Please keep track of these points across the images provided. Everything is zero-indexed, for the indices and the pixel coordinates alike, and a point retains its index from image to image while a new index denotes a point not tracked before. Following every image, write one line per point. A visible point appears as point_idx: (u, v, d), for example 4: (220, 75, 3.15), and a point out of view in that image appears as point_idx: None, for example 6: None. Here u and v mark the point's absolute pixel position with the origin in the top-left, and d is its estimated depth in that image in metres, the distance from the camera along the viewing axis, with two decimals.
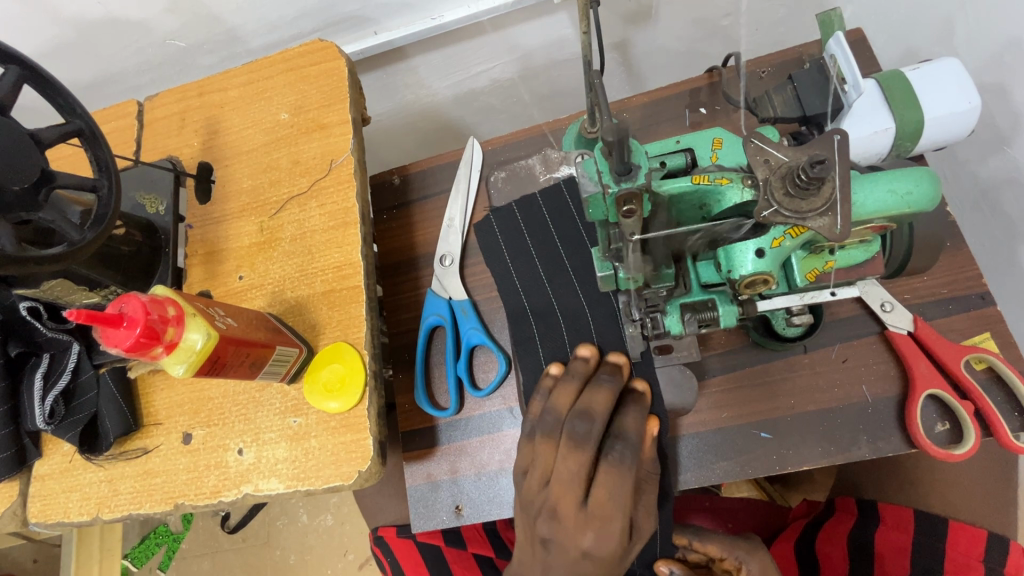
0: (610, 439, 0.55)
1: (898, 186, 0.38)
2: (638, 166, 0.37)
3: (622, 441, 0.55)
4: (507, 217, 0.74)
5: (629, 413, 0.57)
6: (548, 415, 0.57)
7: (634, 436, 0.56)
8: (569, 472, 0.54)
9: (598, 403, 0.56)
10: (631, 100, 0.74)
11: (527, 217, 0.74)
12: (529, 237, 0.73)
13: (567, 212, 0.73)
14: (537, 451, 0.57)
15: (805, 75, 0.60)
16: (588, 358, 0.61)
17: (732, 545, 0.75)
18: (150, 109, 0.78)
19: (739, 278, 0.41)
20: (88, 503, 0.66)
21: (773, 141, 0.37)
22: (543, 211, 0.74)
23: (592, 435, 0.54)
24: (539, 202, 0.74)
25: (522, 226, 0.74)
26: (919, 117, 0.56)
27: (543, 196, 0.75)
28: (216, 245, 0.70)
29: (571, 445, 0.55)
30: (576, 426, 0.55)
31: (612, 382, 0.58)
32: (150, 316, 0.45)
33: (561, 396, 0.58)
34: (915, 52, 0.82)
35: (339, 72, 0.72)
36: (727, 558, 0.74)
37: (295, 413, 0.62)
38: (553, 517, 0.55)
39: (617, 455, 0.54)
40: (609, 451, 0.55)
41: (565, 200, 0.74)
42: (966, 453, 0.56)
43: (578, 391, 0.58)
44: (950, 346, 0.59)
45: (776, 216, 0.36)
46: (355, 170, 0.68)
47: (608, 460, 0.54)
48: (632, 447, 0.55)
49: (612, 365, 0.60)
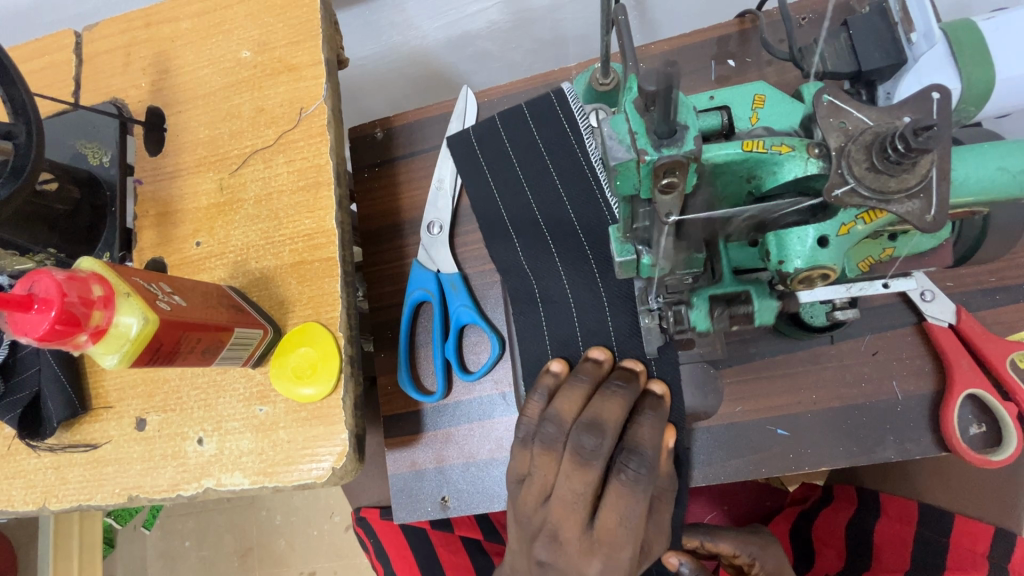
0: (622, 453, 0.49)
1: (1011, 163, 0.33)
2: (684, 126, 0.31)
3: (637, 456, 0.48)
4: (503, 159, 0.64)
5: (644, 420, 0.50)
6: (549, 423, 0.50)
7: (649, 449, 0.49)
8: (573, 493, 0.48)
9: (609, 415, 0.49)
10: (650, 46, 0.64)
11: (527, 164, 0.64)
12: (528, 187, 0.63)
13: (573, 154, 0.62)
14: (534, 460, 0.51)
15: (862, 21, 0.50)
16: (600, 361, 0.54)
17: (744, 541, 0.73)
18: (89, 41, 0.66)
19: (792, 272, 0.35)
20: (34, 492, 0.58)
21: (853, 100, 0.32)
22: (546, 160, 0.63)
23: (600, 452, 0.48)
24: (537, 141, 0.64)
25: (519, 174, 0.64)
26: (989, 78, 0.47)
27: (540, 131, 0.63)
28: (170, 205, 0.61)
29: (576, 462, 0.48)
30: (582, 441, 0.48)
31: (625, 390, 0.51)
32: (67, 297, 0.38)
33: (565, 402, 0.51)
34: (967, 4, 0.73)
35: (311, 3, 0.61)
36: (740, 555, 0.73)
37: (261, 401, 0.55)
38: (553, 540, 0.50)
39: (631, 475, 0.47)
40: (621, 468, 0.48)
41: (569, 139, 0.62)
42: (1005, 460, 0.51)
43: (586, 396, 0.52)
44: (996, 341, 0.54)
45: (852, 196, 0.31)
46: (329, 121, 0.59)
47: (618, 478, 0.48)
48: (648, 462, 0.48)
49: (626, 372, 0.53)
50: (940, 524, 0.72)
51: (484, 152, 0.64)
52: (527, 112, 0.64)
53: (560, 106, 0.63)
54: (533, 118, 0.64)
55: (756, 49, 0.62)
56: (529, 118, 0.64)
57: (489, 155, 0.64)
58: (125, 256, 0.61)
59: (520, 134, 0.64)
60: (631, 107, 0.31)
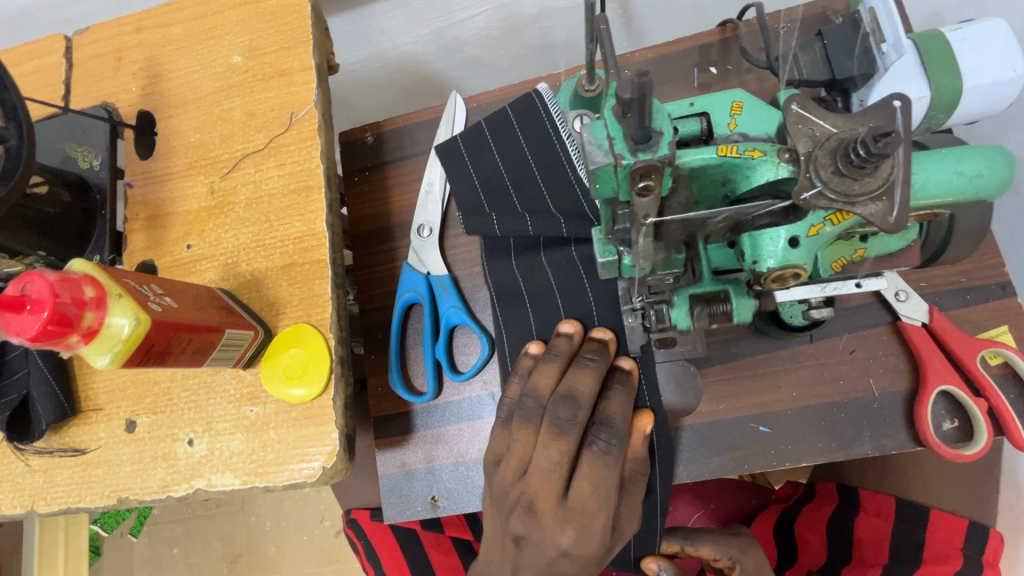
0: (594, 425, 0.51)
1: (968, 168, 0.34)
2: (659, 132, 0.32)
3: (607, 429, 0.50)
4: (489, 163, 0.64)
5: (614, 394, 0.52)
6: (528, 397, 0.52)
7: (619, 421, 0.50)
8: (550, 463, 0.50)
9: (583, 386, 0.51)
10: (635, 53, 0.66)
11: (515, 168, 0.64)
12: (516, 194, 0.63)
13: (556, 156, 0.62)
14: (514, 437, 0.52)
15: (836, 32, 0.52)
16: (571, 335, 0.56)
17: (723, 545, 0.74)
18: (80, 45, 0.66)
19: (765, 271, 0.36)
20: (22, 495, 0.58)
21: (819, 108, 0.34)
22: (531, 164, 0.63)
23: (576, 421, 0.50)
24: (525, 145, 0.64)
25: (505, 181, 0.64)
26: (956, 86, 0.49)
27: (525, 135, 0.64)
28: (161, 208, 0.61)
29: (552, 433, 0.50)
30: (558, 413, 0.50)
31: (597, 363, 0.52)
32: (60, 298, 0.38)
33: (541, 376, 0.53)
34: (940, 14, 0.76)
35: (301, 9, 0.62)
36: (719, 559, 0.74)
37: (252, 402, 0.55)
38: (529, 511, 0.51)
39: (602, 446, 0.50)
40: (593, 440, 0.50)
41: (553, 143, 0.63)
42: (976, 454, 0.53)
43: (561, 371, 0.53)
44: (967, 339, 0.56)
45: (819, 199, 0.33)
46: (319, 126, 0.59)
47: (590, 450, 0.50)
48: (618, 434, 0.50)
49: (598, 342, 0.55)
50: (918, 520, 0.75)
51: (472, 158, 0.64)
52: (510, 115, 0.64)
53: (541, 105, 0.64)
54: (518, 121, 0.64)
55: (737, 58, 0.64)
56: (513, 121, 0.64)
57: (476, 159, 0.64)
58: (114, 259, 0.61)
59: (506, 137, 0.64)
60: (610, 113, 0.32)
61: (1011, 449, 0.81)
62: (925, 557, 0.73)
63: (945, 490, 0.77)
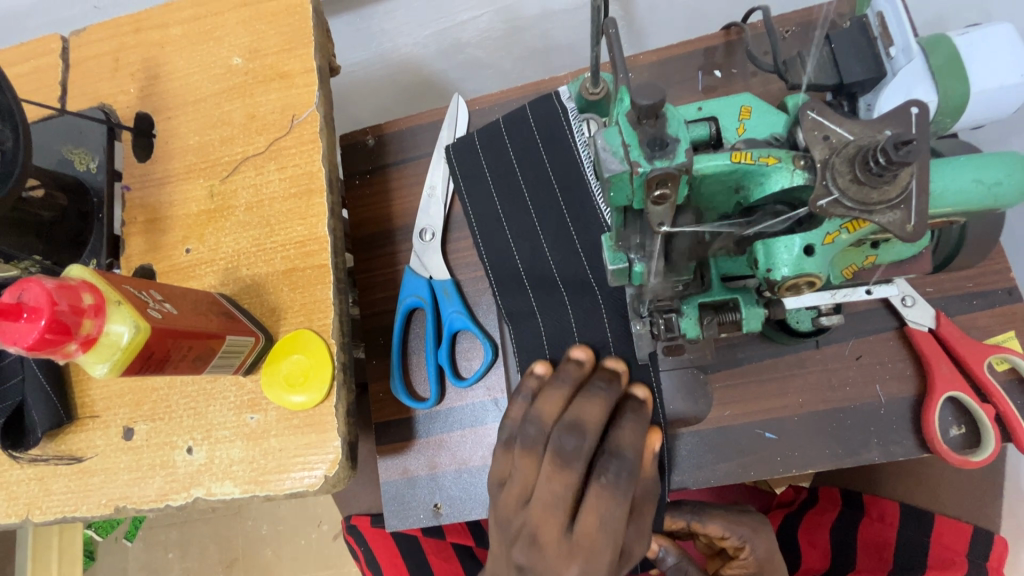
0: (603, 456, 0.49)
1: (986, 177, 0.34)
2: (675, 139, 0.32)
3: (617, 460, 0.48)
4: (501, 164, 0.63)
5: (626, 424, 0.50)
6: (530, 425, 0.51)
7: (630, 452, 0.49)
8: (553, 496, 0.48)
9: (590, 416, 0.49)
10: (637, 58, 0.66)
11: (526, 169, 0.63)
12: (530, 196, 0.62)
13: (572, 159, 0.61)
14: (516, 465, 0.50)
15: (844, 35, 0.51)
16: (583, 362, 0.54)
17: (735, 524, 0.73)
18: (76, 45, 0.65)
19: (780, 280, 0.36)
20: (17, 504, 0.57)
21: (836, 115, 0.33)
22: (546, 164, 0.62)
23: (582, 452, 0.48)
24: (541, 149, 0.62)
25: (519, 182, 0.63)
26: (965, 91, 0.49)
27: (544, 139, 0.62)
28: (159, 211, 0.60)
29: (557, 465, 0.48)
30: (564, 443, 0.48)
31: (608, 392, 0.51)
32: (58, 306, 0.37)
33: (546, 403, 0.51)
34: (943, 18, 0.76)
35: (303, 10, 0.61)
36: (728, 537, 0.73)
37: (252, 409, 0.54)
38: (532, 543, 0.48)
39: (611, 478, 0.48)
40: (601, 472, 0.48)
41: (568, 145, 0.62)
42: (984, 461, 0.53)
43: (568, 398, 0.52)
44: (974, 345, 0.55)
45: (836, 208, 0.32)
46: (321, 129, 0.59)
47: (598, 482, 0.48)
48: (628, 466, 0.48)
49: (609, 371, 0.53)
50: (920, 524, 0.75)
51: (488, 163, 0.63)
52: (529, 114, 0.63)
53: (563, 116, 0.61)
54: (535, 125, 0.63)
55: (742, 61, 0.64)
56: (532, 124, 0.63)
57: (488, 158, 0.64)
58: (112, 263, 0.60)
59: (520, 138, 0.63)
60: (624, 120, 0.32)
61: (1014, 453, 0.81)
62: (929, 563, 0.73)
63: (948, 495, 0.77)
